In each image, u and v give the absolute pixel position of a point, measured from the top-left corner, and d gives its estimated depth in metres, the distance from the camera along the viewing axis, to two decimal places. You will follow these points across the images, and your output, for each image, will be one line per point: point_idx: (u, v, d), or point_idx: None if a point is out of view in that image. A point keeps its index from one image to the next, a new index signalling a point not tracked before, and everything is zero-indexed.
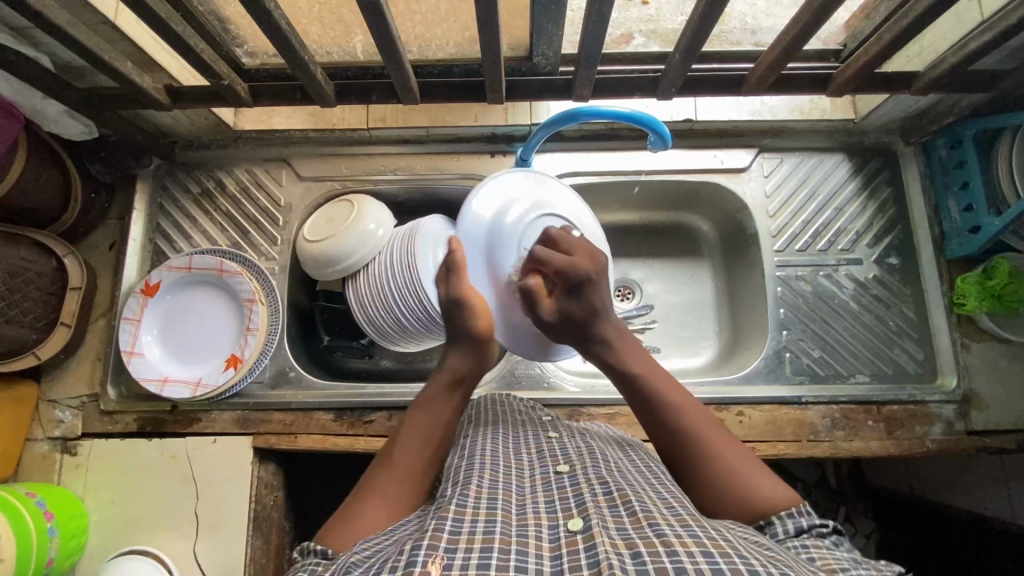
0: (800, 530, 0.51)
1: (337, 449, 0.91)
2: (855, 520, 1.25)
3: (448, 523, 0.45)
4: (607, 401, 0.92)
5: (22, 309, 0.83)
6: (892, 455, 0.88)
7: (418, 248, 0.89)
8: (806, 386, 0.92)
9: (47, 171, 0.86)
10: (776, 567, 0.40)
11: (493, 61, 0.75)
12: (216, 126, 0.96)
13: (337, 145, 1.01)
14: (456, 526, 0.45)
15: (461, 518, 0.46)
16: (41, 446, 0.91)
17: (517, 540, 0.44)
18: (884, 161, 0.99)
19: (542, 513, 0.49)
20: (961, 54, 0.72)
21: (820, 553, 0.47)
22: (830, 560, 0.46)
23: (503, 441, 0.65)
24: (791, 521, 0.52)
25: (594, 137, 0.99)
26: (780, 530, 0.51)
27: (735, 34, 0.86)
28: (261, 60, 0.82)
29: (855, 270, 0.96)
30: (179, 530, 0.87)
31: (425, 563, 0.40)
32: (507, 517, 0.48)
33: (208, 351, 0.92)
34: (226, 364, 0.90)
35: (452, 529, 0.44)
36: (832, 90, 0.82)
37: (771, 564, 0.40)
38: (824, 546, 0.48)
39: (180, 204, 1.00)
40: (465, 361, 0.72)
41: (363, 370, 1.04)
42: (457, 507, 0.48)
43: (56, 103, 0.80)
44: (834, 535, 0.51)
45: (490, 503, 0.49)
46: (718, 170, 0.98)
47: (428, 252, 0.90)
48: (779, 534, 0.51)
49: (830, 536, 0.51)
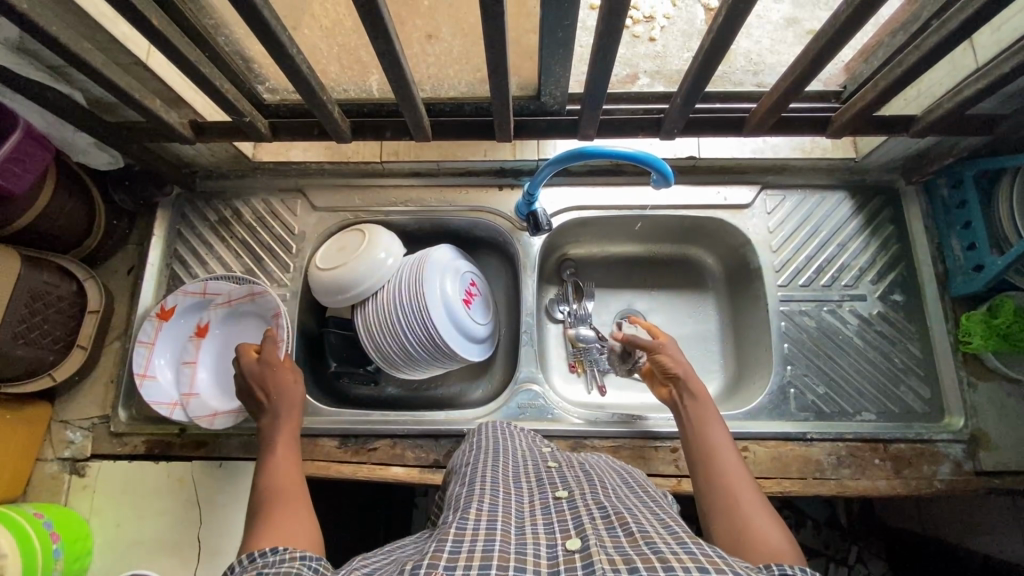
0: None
1: (341, 477, 0.90)
2: (867, 561, 1.25)
3: (448, 544, 0.46)
4: (613, 434, 0.92)
5: (42, 331, 0.85)
6: (900, 495, 0.87)
7: (432, 277, 0.94)
8: (810, 423, 0.91)
9: (74, 199, 0.90)
10: None
11: (503, 102, 0.78)
12: (236, 158, 1.00)
13: (351, 177, 1.05)
14: (455, 546, 0.45)
15: (461, 539, 0.46)
16: (51, 466, 0.92)
17: (515, 557, 0.45)
18: (885, 199, 1.00)
19: (542, 533, 0.50)
20: (957, 100, 0.74)
21: None
22: None
23: (504, 466, 0.66)
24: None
25: (599, 173, 1.01)
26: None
27: (738, 75, 0.90)
28: (281, 96, 0.87)
29: (860, 306, 0.97)
30: (181, 556, 0.87)
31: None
32: (507, 536, 0.48)
33: (230, 374, 0.95)
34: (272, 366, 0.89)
35: (452, 549, 0.45)
36: (832, 133, 0.84)
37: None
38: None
39: (197, 231, 1.03)
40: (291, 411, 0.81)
41: (368, 397, 1.06)
42: (457, 529, 0.48)
43: (86, 136, 0.85)
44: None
45: (490, 524, 0.50)
46: (720, 206, 1.00)
47: (439, 282, 0.95)
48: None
49: None
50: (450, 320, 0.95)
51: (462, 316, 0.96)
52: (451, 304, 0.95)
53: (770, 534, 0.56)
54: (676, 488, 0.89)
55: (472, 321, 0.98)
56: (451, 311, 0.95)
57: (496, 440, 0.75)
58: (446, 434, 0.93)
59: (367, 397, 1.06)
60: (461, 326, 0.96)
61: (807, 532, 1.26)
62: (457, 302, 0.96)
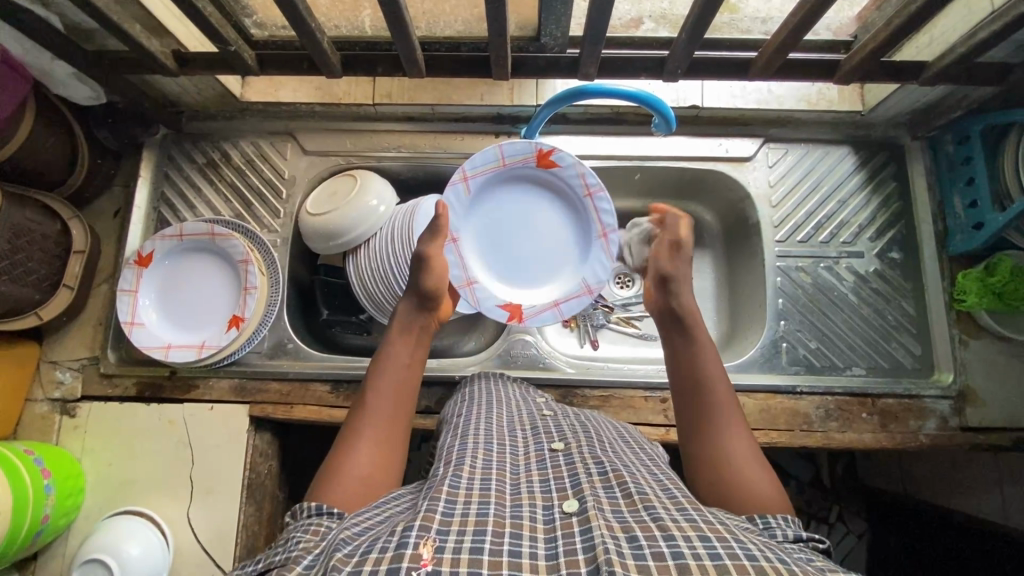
0: (799, 537, 0.51)
1: (333, 420, 0.91)
2: (848, 520, 1.30)
3: (441, 504, 0.46)
4: (604, 383, 0.92)
5: (26, 269, 0.83)
6: (885, 448, 0.88)
7: (576, 194, 0.90)
8: (800, 376, 0.91)
9: (54, 133, 0.87)
10: (773, 553, 0.41)
11: (500, 36, 0.74)
12: (223, 97, 0.97)
13: (343, 120, 1.01)
14: (448, 508, 0.45)
15: (454, 500, 0.47)
16: (41, 407, 0.92)
17: (511, 522, 0.45)
18: (889, 155, 0.98)
19: (538, 493, 0.50)
20: (970, 44, 0.72)
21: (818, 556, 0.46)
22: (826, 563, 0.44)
23: (500, 417, 0.68)
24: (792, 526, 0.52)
25: (598, 121, 0.98)
26: (781, 533, 0.51)
27: (746, 23, 0.86)
28: (269, 32, 0.84)
29: (856, 263, 0.96)
30: (174, 494, 0.88)
31: (417, 544, 0.41)
32: (502, 497, 0.49)
33: (197, 312, 0.93)
34: (541, 165, 0.89)
35: (445, 511, 0.45)
36: (839, 78, 0.82)
37: (767, 549, 0.41)
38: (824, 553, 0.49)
39: (184, 173, 1.01)
40: (411, 310, 0.75)
41: (362, 346, 1.03)
42: (450, 488, 0.48)
43: (65, 66, 0.81)
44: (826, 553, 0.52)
45: (484, 484, 0.50)
46: (722, 158, 0.98)
47: (580, 179, 0.88)
48: (780, 536, 0.51)
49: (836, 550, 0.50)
50: (493, 256, 0.91)
51: (484, 188, 0.89)
52: (524, 227, 0.91)
53: (757, 482, 0.58)
54: (664, 438, 0.90)
55: (495, 302, 0.89)
56: (513, 192, 0.91)
57: (490, 390, 0.78)
58: (437, 381, 0.92)
59: (358, 346, 1.03)
60: (484, 275, 0.90)
61: (791, 491, 1.31)
62: (533, 271, 0.92)
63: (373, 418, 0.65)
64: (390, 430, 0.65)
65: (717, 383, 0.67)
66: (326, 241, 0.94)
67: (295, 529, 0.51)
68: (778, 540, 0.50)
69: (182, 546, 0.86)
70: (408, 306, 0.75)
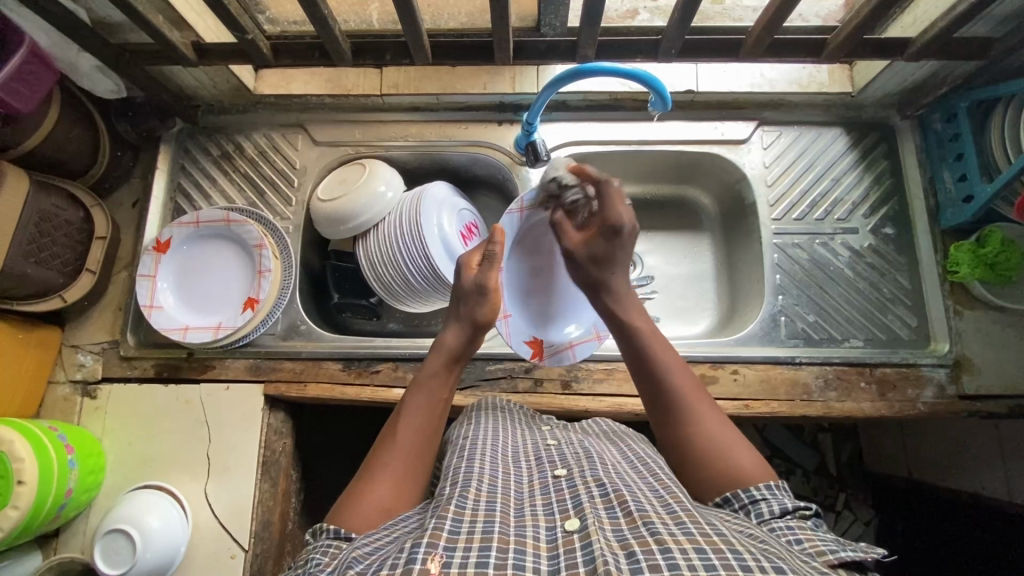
0: (785, 510, 0.55)
1: (344, 397, 0.94)
2: (855, 507, 1.31)
3: (448, 523, 0.48)
4: (607, 358, 0.95)
5: (51, 252, 0.87)
6: (883, 416, 0.90)
7: None
8: (799, 348, 0.94)
9: (77, 126, 0.91)
10: (766, 559, 0.43)
11: (503, 22, 0.78)
12: (237, 90, 1.01)
13: (352, 111, 1.05)
14: (455, 526, 0.48)
15: (461, 519, 0.49)
16: (63, 389, 0.95)
17: (515, 539, 0.47)
18: (880, 135, 1.01)
19: (541, 516, 0.52)
20: (951, 17, 0.75)
21: (807, 535, 0.51)
22: (816, 542, 0.50)
23: (504, 446, 0.69)
24: (777, 502, 0.56)
25: (597, 107, 1.02)
26: (767, 511, 0.55)
27: (737, 12, 0.90)
28: (282, 28, 0.89)
29: (851, 240, 0.99)
30: (192, 471, 0.91)
31: (425, 560, 0.44)
32: (506, 518, 0.51)
33: (213, 293, 0.96)
34: None
35: (452, 529, 0.48)
36: (827, 56, 0.85)
37: (763, 556, 0.43)
38: (808, 526, 0.53)
39: (200, 164, 1.05)
40: (460, 337, 0.77)
41: (370, 330, 1.09)
42: (457, 508, 0.51)
43: (90, 59, 0.85)
44: (813, 517, 0.56)
45: (489, 505, 0.53)
46: (717, 141, 1.01)
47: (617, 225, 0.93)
48: (765, 514, 0.55)
49: (812, 517, 0.56)
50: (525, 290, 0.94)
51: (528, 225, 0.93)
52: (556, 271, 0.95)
53: (743, 460, 0.61)
54: None
55: (523, 336, 0.93)
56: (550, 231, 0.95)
57: (496, 417, 0.79)
58: None
59: (368, 330, 1.08)
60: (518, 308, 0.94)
61: (797, 479, 1.32)
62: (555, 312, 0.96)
63: (401, 446, 0.66)
64: (418, 459, 0.66)
65: (673, 370, 0.68)
66: (336, 226, 0.98)
67: (316, 548, 0.55)
68: (764, 519, 0.54)
69: (199, 521, 0.89)
70: (460, 332, 0.77)
